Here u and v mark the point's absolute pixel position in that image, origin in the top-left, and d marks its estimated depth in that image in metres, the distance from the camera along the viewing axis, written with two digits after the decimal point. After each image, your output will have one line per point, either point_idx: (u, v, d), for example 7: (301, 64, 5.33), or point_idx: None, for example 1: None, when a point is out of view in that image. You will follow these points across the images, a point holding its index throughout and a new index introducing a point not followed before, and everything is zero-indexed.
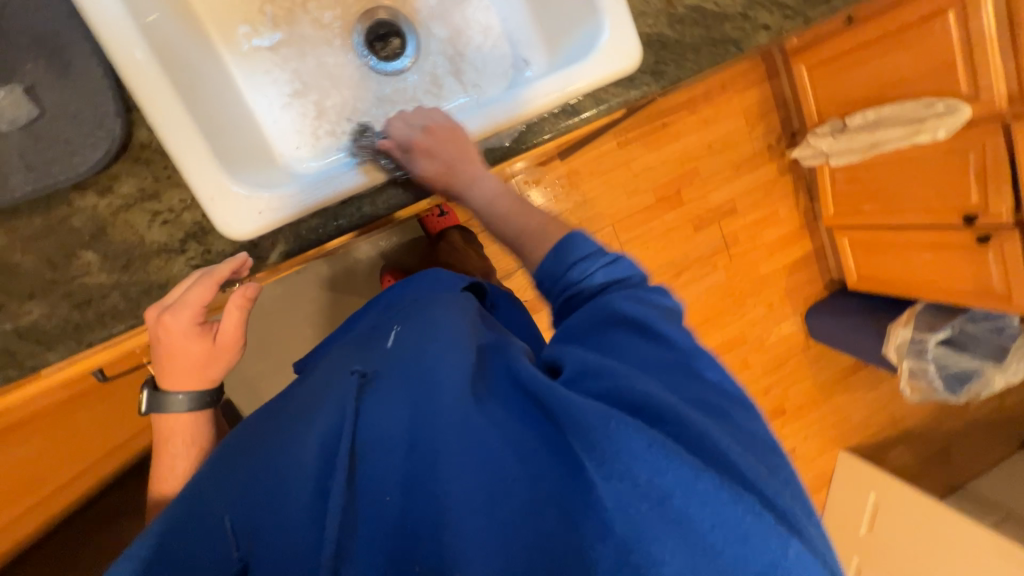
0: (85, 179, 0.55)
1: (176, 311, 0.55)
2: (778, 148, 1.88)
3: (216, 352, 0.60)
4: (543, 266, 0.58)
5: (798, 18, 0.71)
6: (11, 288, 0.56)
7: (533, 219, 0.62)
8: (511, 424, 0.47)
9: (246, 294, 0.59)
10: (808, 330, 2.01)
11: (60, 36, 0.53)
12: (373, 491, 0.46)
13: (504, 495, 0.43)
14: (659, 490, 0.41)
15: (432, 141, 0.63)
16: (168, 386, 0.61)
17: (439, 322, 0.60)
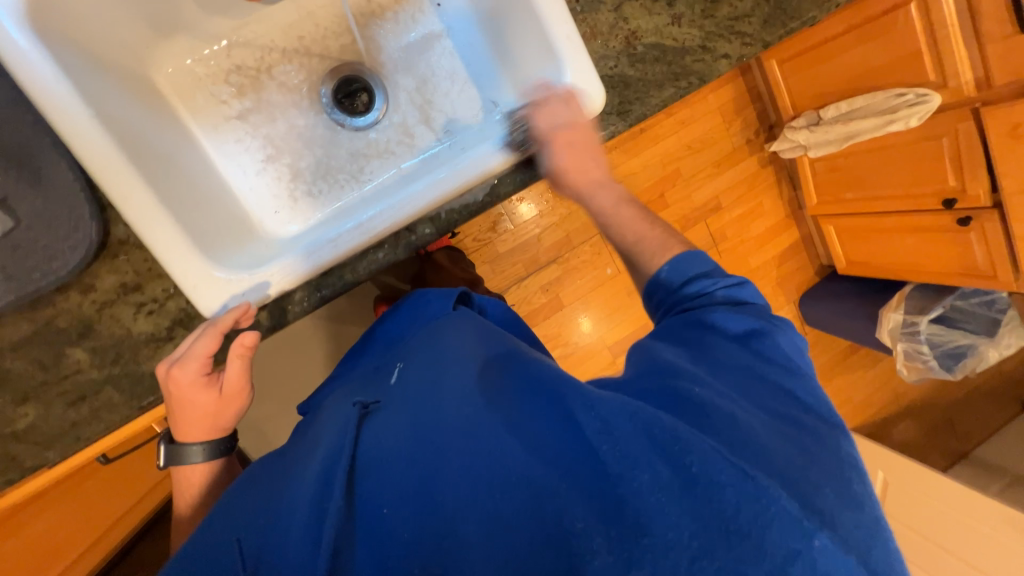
0: (66, 281, 0.55)
1: (185, 362, 0.57)
2: (757, 141, 1.89)
3: (226, 400, 0.60)
4: (660, 275, 0.62)
5: (757, 44, 0.72)
6: (3, 396, 0.56)
7: (652, 228, 0.66)
8: (513, 429, 0.49)
9: (244, 342, 0.58)
10: (803, 316, 2.03)
11: (27, 145, 0.53)
12: (374, 500, 0.46)
13: (507, 495, 0.44)
14: (696, 473, 0.42)
15: (570, 138, 0.66)
16: (183, 436, 0.60)
17: (443, 352, 0.64)
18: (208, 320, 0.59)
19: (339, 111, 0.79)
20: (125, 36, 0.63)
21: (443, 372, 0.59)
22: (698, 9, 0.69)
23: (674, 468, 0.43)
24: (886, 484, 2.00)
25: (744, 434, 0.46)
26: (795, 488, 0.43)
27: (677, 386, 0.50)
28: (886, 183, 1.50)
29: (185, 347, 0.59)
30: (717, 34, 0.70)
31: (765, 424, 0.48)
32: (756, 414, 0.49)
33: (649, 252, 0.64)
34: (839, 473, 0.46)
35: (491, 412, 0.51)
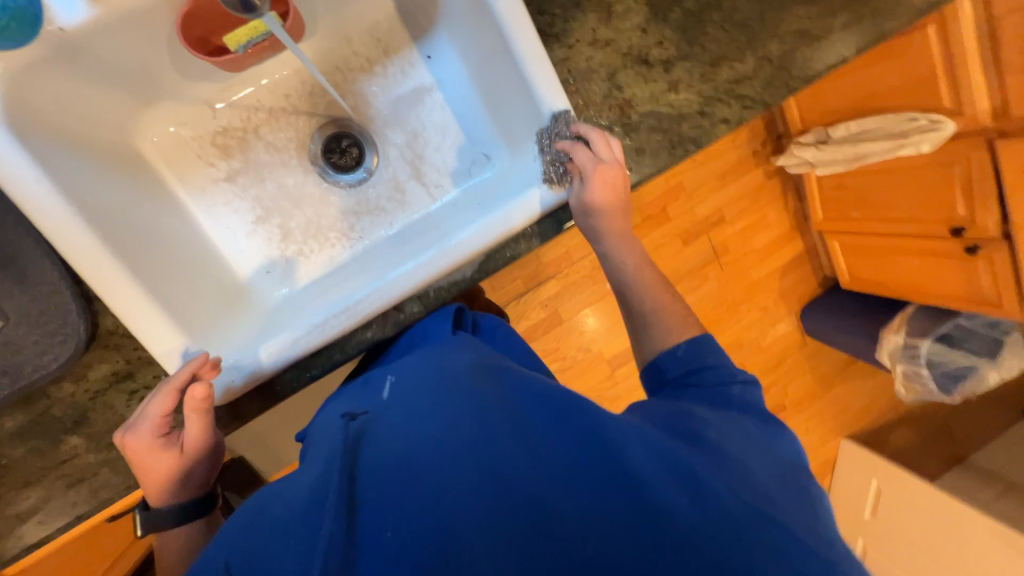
0: (59, 374, 0.56)
1: (135, 427, 0.55)
2: (764, 152, 1.84)
3: (189, 458, 0.57)
4: (673, 353, 0.58)
5: (759, 106, 0.68)
6: (5, 481, 0.58)
7: (673, 304, 0.64)
8: (530, 436, 0.43)
9: (193, 395, 0.54)
10: (804, 328, 2.02)
11: (12, 246, 0.53)
12: (375, 523, 0.37)
13: (539, 510, 0.38)
14: (700, 491, 0.41)
15: (604, 192, 0.62)
16: (153, 499, 0.57)
17: (430, 356, 0.58)
18: (163, 379, 0.57)
19: (328, 167, 0.77)
20: (104, 111, 0.62)
21: (429, 379, 0.52)
22: (697, 73, 0.66)
23: (689, 495, 0.40)
24: (880, 492, 2.02)
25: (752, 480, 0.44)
26: (796, 522, 0.42)
27: (694, 426, 0.48)
28: (893, 205, 1.46)
29: (142, 409, 0.57)
30: (716, 97, 0.67)
31: (765, 465, 0.47)
32: (734, 440, 0.49)
33: (658, 334, 0.62)
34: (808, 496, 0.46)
35: (496, 416, 0.44)
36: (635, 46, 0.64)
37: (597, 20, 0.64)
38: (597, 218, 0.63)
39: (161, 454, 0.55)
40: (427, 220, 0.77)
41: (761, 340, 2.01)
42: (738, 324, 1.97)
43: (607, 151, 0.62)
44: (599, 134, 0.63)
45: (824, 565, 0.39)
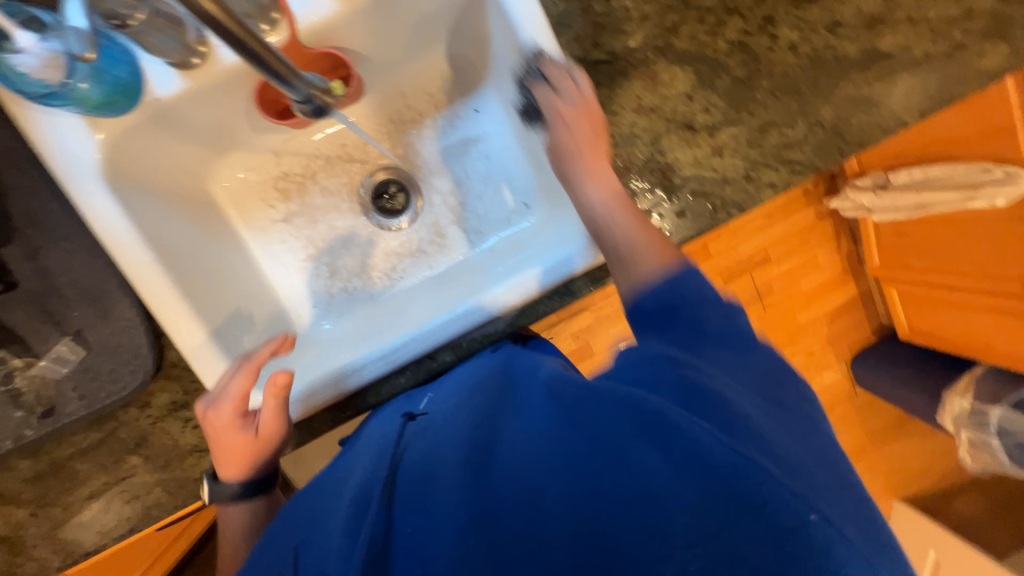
0: (127, 400, 0.62)
1: (218, 404, 0.58)
2: (815, 192, 1.76)
3: (261, 441, 0.60)
4: (650, 289, 0.54)
5: (808, 172, 0.67)
6: (73, 492, 0.64)
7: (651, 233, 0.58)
8: (529, 430, 0.47)
9: (275, 382, 0.57)
10: (854, 379, 1.89)
11: (98, 285, 0.59)
12: (403, 518, 0.43)
13: (533, 506, 0.41)
14: (687, 452, 0.41)
15: (573, 118, 0.60)
16: (222, 474, 0.62)
17: (461, 370, 0.62)
18: (242, 356, 0.60)
19: (377, 211, 0.81)
20: (186, 161, 0.69)
21: (453, 391, 0.57)
22: (743, 138, 0.65)
23: (666, 453, 0.41)
24: (936, 565, 1.84)
25: (730, 411, 0.44)
26: (804, 479, 0.41)
27: (684, 375, 0.47)
28: (960, 259, 1.36)
29: (221, 389, 0.60)
30: (763, 162, 0.66)
31: (797, 442, 0.45)
32: (770, 417, 0.46)
33: (641, 260, 0.56)
34: (819, 446, 0.46)
35: (503, 421, 0.49)
36: (681, 112, 0.64)
37: (642, 88, 0.63)
38: (558, 137, 0.61)
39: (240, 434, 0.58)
40: (465, 265, 0.79)
41: None
42: None
43: (573, 87, 0.60)
44: (567, 71, 0.61)
45: (813, 497, 0.39)
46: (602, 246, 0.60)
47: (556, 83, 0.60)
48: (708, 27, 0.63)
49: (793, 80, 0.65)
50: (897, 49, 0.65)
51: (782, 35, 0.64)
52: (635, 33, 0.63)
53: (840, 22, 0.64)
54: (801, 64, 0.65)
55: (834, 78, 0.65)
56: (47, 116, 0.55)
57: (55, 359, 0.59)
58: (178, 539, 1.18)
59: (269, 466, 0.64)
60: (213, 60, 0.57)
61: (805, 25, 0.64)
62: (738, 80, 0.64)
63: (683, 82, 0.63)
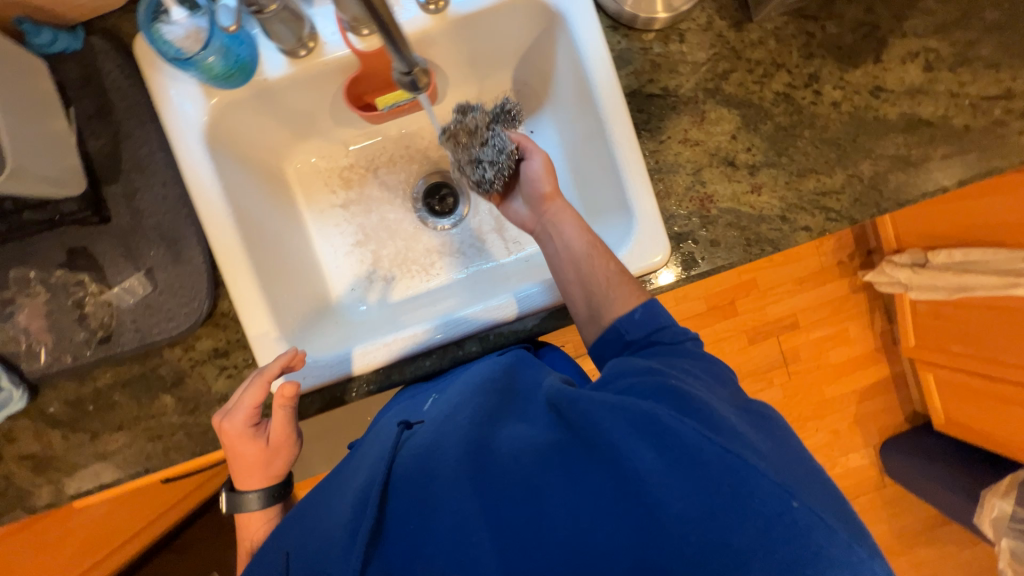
0: (175, 340, 0.66)
1: (233, 415, 0.64)
2: (850, 265, 1.74)
3: (272, 450, 0.67)
4: (631, 317, 0.62)
5: (843, 220, 0.69)
6: (105, 421, 0.67)
7: (620, 276, 0.64)
8: (534, 437, 0.54)
9: (284, 394, 0.62)
10: (882, 466, 1.78)
11: (177, 231, 0.65)
12: (402, 516, 0.51)
13: (540, 506, 0.48)
14: (678, 451, 0.46)
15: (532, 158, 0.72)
16: (242, 485, 0.68)
17: (465, 374, 0.67)
18: (256, 369, 0.65)
19: (426, 211, 0.87)
20: (270, 140, 0.77)
21: (457, 390, 0.64)
22: (781, 180, 0.69)
23: (659, 452, 0.46)
24: None
25: (708, 414, 0.49)
26: (788, 477, 0.47)
27: (665, 381, 0.53)
28: (1002, 348, 1.31)
29: (236, 399, 0.65)
30: (799, 205, 0.69)
31: (790, 464, 0.50)
32: (754, 431, 0.52)
33: (613, 302, 0.63)
34: (790, 453, 0.52)
35: (498, 429, 0.56)
36: (723, 149, 0.68)
37: (689, 122, 0.68)
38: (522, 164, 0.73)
39: (252, 443, 0.64)
40: (500, 270, 0.83)
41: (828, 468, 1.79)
42: None
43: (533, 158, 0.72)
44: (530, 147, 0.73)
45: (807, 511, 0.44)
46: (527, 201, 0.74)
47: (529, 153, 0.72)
48: (756, 77, 0.68)
49: (834, 134, 0.69)
50: (937, 117, 0.69)
51: (826, 92, 0.68)
52: (687, 75, 0.68)
53: (883, 86, 0.69)
54: (842, 120, 0.69)
55: (873, 137, 0.69)
56: (168, 79, 0.63)
57: (125, 289, 0.64)
58: (155, 522, 1.16)
59: (285, 474, 0.70)
60: (317, 53, 0.66)
61: (848, 86, 0.68)
62: (781, 127, 0.68)
63: (728, 123, 0.68)
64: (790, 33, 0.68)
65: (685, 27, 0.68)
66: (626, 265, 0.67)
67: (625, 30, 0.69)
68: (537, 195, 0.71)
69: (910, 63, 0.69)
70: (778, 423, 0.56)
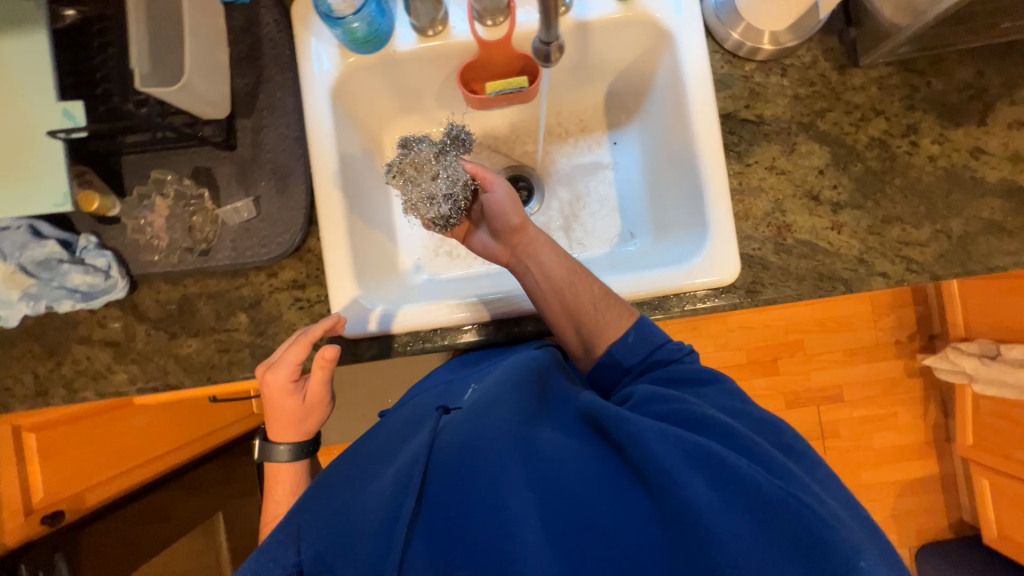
0: (263, 264, 0.72)
1: (277, 367, 0.67)
2: (908, 346, 1.65)
3: (308, 406, 0.71)
4: (626, 342, 0.64)
5: (924, 274, 0.68)
6: (184, 326, 0.73)
7: (607, 301, 0.66)
8: (580, 445, 0.52)
9: (325, 355, 0.66)
10: (916, 571, 1.62)
11: (289, 168, 0.72)
12: (440, 504, 0.48)
13: (593, 519, 0.46)
14: (734, 488, 0.47)
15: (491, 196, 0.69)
16: (276, 437, 0.72)
17: (496, 366, 0.67)
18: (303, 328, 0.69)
19: None
20: (379, 108, 0.84)
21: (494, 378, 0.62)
22: (865, 223, 0.69)
23: (717, 486, 0.47)
24: None
25: (759, 458, 0.50)
26: (847, 527, 0.48)
27: (714, 418, 0.54)
28: None
29: (281, 354, 0.69)
30: (880, 250, 0.68)
31: (840, 507, 0.51)
32: (802, 473, 0.52)
33: (605, 325, 0.65)
34: (837, 496, 0.53)
35: (540, 427, 0.54)
36: (809, 182, 0.69)
37: (778, 151, 0.70)
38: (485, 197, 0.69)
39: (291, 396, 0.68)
40: None
41: None
42: None
43: (493, 190, 0.69)
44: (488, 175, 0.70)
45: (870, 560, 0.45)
46: (500, 235, 0.71)
47: (488, 185, 0.69)
48: (854, 119, 0.69)
49: (927, 187, 0.68)
50: None
51: (923, 145, 0.69)
52: (783, 106, 0.70)
53: (985, 149, 0.68)
54: (937, 175, 0.68)
55: (968, 196, 0.68)
56: (314, 36, 0.72)
57: (232, 211, 0.71)
58: (171, 453, 1.18)
59: (314, 433, 0.74)
60: (444, 35, 0.73)
61: (948, 142, 0.69)
62: (872, 171, 0.69)
63: (818, 157, 0.69)
64: (894, 84, 0.69)
65: (789, 62, 0.71)
66: (692, 277, 0.68)
67: (727, 55, 0.73)
68: (506, 227, 0.70)
69: (1016, 131, 0.68)
70: (823, 466, 0.56)
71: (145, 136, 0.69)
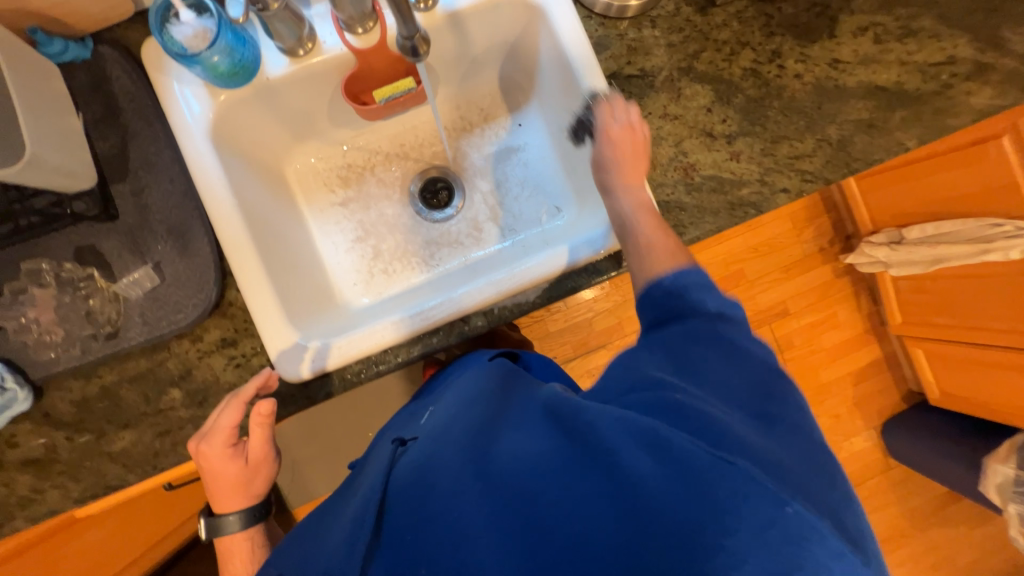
0: (183, 331, 0.67)
1: (211, 438, 0.63)
2: (831, 251, 1.80)
3: (251, 468, 0.66)
4: (663, 275, 0.57)
5: (818, 181, 0.74)
6: (111, 420, 0.67)
7: (665, 234, 0.62)
8: (531, 442, 0.48)
9: (260, 412, 0.63)
10: (886, 447, 1.79)
11: (184, 224, 0.67)
12: (400, 532, 0.46)
13: (533, 516, 0.43)
14: (679, 468, 0.41)
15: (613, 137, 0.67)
16: (222, 508, 0.67)
17: (461, 389, 0.65)
18: (233, 392, 0.65)
19: (423, 204, 0.90)
20: (270, 141, 0.80)
21: (463, 401, 0.60)
22: (758, 147, 0.74)
23: (656, 459, 0.42)
24: None
25: (715, 422, 0.44)
26: (795, 482, 0.43)
27: (679, 387, 0.47)
28: (982, 314, 1.37)
29: (213, 422, 0.65)
30: (776, 169, 0.74)
31: (800, 462, 0.45)
32: (767, 433, 0.46)
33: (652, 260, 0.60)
34: (808, 454, 0.46)
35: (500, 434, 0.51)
36: (701, 121, 0.73)
37: (667, 99, 0.73)
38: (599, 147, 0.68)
39: (231, 463, 0.64)
40: (497, 256, 0.86)
41: None
42: None
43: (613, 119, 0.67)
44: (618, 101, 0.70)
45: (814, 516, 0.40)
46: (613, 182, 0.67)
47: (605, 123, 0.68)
48: (725, 55, 0.74)
49: (800, 103, 0.74)
50: (891, 83, 0.75)
51: (789, 65, 0.74)
52: (662, 56, 0.74)
53: (840, 59, 0.75)
54: (807, 90, 0.74)
55: (836, 104, 0.75)
56: (174, 79, 0.66)
57: (132, 284, 0.65)
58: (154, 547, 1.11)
59: (264, 494, 0.69)
60: (316, 52, 0.70)
61: (808, 59, 0.75)
62: (752, 99, 0.74)
63: (703, 97, 0.73)
64: (751, 16, 0.75)
65: (656, 14, 0.74)
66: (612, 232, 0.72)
67: (599, 18, 0.75)
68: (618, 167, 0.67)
69: (861, 37, 0.75)
70: (795, 409, 0.50)
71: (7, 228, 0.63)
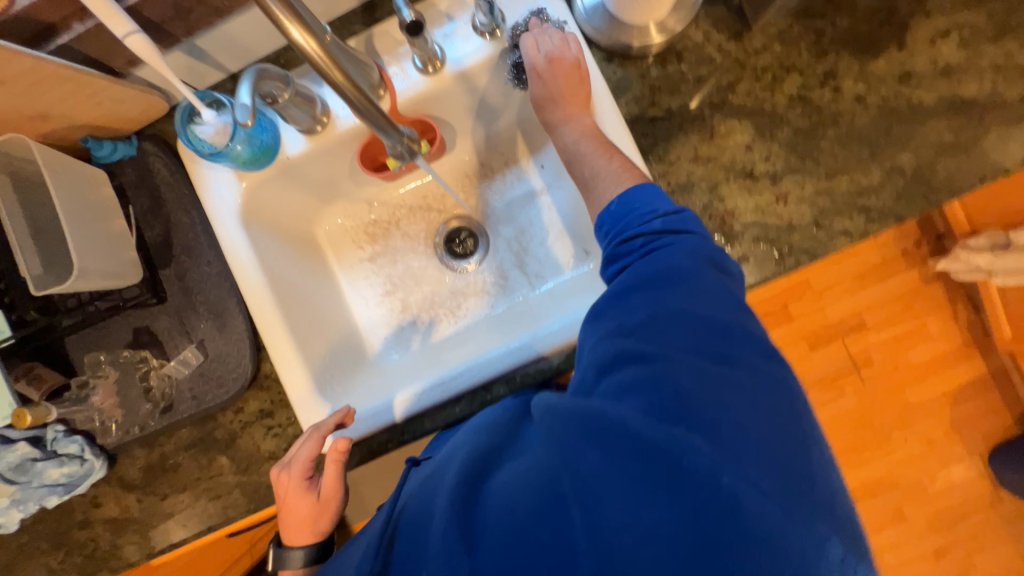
0: (226, 404, 0.71)
1: (291, 466, 0.65)
2: (917, 253, 1.57)
3: (323, 503, 0.65)
4: (608, 210, 0.54)
5: (887, 220, 0.63)
6: (171, 484, 0.73)
7: (610, 159, 0.59)
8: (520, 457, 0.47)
9: (337, 447, 0.64)
10: (993, 478, 1.55)
11: (222, 303, 0.71)
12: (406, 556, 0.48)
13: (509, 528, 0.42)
14: (630, 459, 0.39)
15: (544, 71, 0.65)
16: (290, 539, 0.66)
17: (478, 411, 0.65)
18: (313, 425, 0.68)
19: (448, 254, 0.89)
20: (299, 208, 0.83)
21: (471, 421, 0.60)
22: (809, 186, 0.64)
23: (604, 452, 0.40)
24: None
25: (674, 401, 0.40)
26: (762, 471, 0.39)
27: (641, 353, 0.43)
28: None
29: (294, 450, 0.67)
30: (833, 209, 0.64)
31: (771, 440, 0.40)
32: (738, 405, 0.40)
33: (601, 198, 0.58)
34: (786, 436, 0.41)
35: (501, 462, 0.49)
36: (739, 161, 0.65)
37: (698, 140, 0.66)
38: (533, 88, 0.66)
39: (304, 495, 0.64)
40: (524, 306, 0.83)
41: (925, 484, 1.58)
42: (887, 459, 1.59)
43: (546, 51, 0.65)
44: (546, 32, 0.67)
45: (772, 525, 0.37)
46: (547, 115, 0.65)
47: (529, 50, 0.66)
48: (766, 83, 0.65)
49: (862, 129, 0.64)
50: (984, 96, 0.62)
51: (847, 87, 0.64)
52: (691, 92, 0.66)
53: (912, 72, 0.63)
54: (870, 114, 0.64)
55: (909, 127, 0.63)
56: (207, 169, 0.71)
57: (182, 362, 0.71)
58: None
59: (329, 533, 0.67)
60: (331, 127, 0.71)
61: (872, 77, 0.64)
62: (800, 130, 0.65)
63: (742, 134, 0.65)
64: (798, 34, 0.65)
65: (682, 46, 0.67)
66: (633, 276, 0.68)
67: (619, 58, 0.69)
68: (550, 99, 0.65)
69: (941, 43, 0.63)
70: (779, 372, 0.43)
71: (80, 317, 0.68)
